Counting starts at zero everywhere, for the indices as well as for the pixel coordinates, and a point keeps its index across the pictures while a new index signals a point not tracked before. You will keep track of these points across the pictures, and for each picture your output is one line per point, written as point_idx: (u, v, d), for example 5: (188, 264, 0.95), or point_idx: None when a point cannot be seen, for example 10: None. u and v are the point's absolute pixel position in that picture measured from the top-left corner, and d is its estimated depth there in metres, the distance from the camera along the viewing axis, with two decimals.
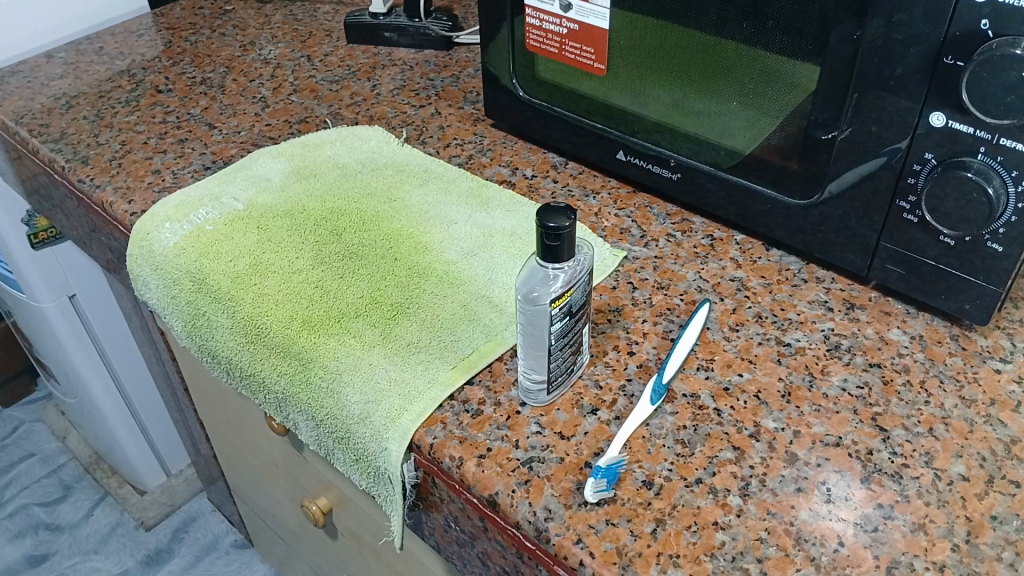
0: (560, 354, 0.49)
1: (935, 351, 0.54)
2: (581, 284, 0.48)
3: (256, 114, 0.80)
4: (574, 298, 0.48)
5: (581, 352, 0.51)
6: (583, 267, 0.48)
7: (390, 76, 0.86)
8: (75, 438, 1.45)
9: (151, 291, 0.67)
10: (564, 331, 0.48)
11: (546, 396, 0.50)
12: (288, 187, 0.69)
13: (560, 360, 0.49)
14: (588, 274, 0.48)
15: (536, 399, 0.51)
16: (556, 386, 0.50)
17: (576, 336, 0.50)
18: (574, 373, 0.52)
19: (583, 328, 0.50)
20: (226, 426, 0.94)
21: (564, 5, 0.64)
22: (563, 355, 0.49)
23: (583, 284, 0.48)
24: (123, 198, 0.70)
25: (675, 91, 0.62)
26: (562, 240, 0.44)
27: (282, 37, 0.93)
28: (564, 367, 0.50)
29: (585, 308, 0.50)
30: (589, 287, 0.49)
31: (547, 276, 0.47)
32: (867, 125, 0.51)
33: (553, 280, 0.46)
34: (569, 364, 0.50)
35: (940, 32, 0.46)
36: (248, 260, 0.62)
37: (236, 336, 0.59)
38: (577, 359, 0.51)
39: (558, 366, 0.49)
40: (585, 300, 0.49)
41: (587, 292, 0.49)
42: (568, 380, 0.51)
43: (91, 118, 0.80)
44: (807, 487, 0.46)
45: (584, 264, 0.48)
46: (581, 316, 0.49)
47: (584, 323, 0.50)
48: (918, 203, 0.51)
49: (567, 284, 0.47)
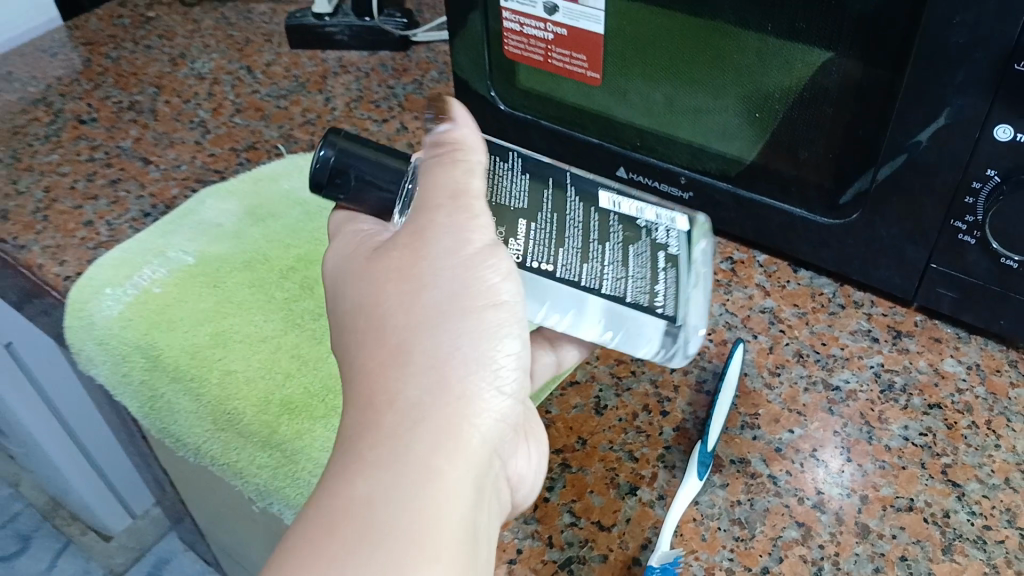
0: (617, 278, 0.41)
1: (996, 382, 0.48)
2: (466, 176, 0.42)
3: (196, 142, 0.71)
4: (509, 216, 0.42)
5: (671, 245, 0.44)
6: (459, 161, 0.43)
7: (345, 86, 0.76)
8: (29, 484, 1.35)
9: (94, 368, 0.57)
10: (550, 248, 0.41)
11: (681, 324, 0.41)
12: (244, 233, 0.60)
13: (635, 279, 0.42)
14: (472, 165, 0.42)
15: (688, 345, 0.42)
16: (675, 301, 0.41)
17: (618, 250, 0.42)
18: (684, 271, 0.43)
19: (621, 231, 0.43)
20: (194, 474, 0.84)
21: (549, 8, 0.55)
22: (628, 272, 0.42)
23: (505, 192, 0.43)
24: (52, 259, 0.61)
25: (664, 88, 0.55)
26: (339, 160, 0.39)
27: (217, 46, 0.82)
28: (654, 279, 0.42)
29: (580, 217, 0.43)
30: (535, 189, 0.43)
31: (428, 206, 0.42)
32: (919, 138, 0.45)
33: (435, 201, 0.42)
34: (651, 265, 0.42)
35: (1011, 33, 0.39)
36: (208, 329, 0.54)
37: (202, 423, 0.52)
38: (673, 260, 0.43)
39: (640, 289, 0.41)
40: (545, 202, 0.43)
41: (538, 192, 0.43)
42: (686, 290, 0.43)
43: (5, 160, 0.70)
44: (885, 566, 0.40)
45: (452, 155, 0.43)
46: (576, 226, 0.43)
47: (616, 228, 0.43)
48: (977, 224, 0.46)
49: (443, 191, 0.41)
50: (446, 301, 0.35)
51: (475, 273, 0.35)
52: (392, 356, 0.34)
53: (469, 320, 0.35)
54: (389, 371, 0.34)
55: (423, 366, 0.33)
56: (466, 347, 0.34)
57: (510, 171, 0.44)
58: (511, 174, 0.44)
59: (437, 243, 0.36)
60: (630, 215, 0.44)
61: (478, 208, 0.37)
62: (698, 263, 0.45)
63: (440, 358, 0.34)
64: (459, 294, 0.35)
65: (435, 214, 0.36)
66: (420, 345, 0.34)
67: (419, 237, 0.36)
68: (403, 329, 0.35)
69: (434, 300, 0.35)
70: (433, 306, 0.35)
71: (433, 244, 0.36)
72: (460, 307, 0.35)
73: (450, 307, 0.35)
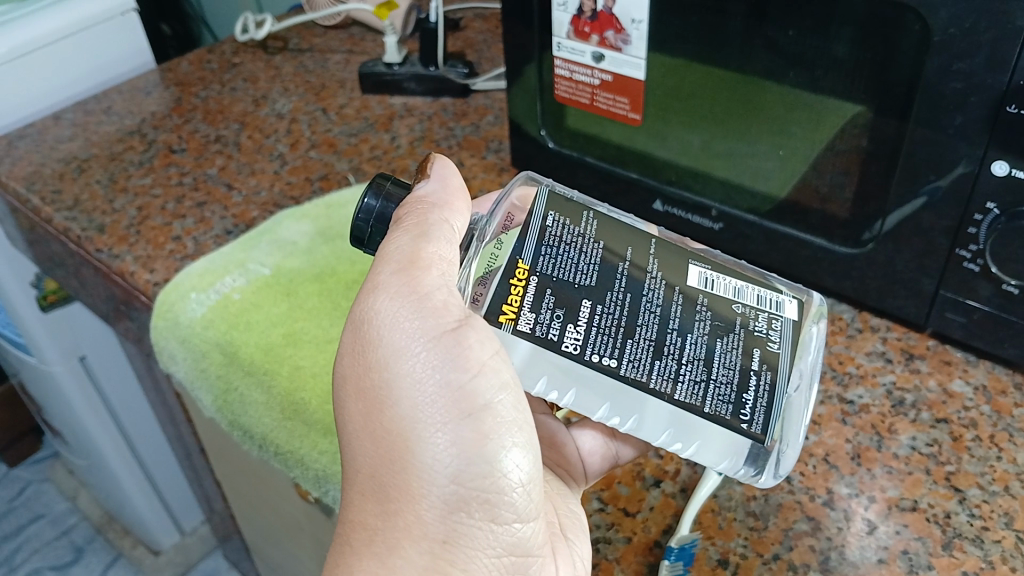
0: (695, 382, 0.39)
1: (1001, 402, 0.52)
2: (528, 248, 0.40)
3: (275, 172, 0.78)
4: (573, 297, 0.39)
5: (769, 340, 0.41)
6: (514, 218, 0.43)
7: (409, 127, 0.84)
8: (86, 497, 1.42)
9: (176, 364, 0.64)
10: (625, 351, 0.39)
11: (764, 441, 0.40)
12: (315, 249, 0.67)
13: (716, 386, 0.40)
14: (537, 234, 0.40)
15: (773, 463, 0.42)
16: (764, 416, 0.40)
17: (702, 345, 0.40)
18: (781, 374, 0.40)
19: (710, 322, 0.40)
20: (247, 488, 0.87)
21: (596, 56, 0.61)
22: (710, 376, 0.40)
23: (571, 265, 0.40)
24: (144, 268, 0.68)
25: (702, 135, 0.61)
26: (384, 210, 0.44)
27: (295, 89, 0.91)
28: (742, 386, 0.40)
29: (659, 301, 0.40)
30: (606, 264, 0.40)
31: (489, 262, 0.42)
32: (925, 174, 0.50)
33: (499, 257, 0.41)
34: (740, 367, 0.40)
35: (1002, 80, 0.44)
36: (280, 330, 0.61)
37: (271, 413, 0.59)
38: (770, 359, 0.40)
39: (722, 398, 0.39)
40: (618, 279, 0.40)
41: (612, 266, 0.40)
42: (779, 397, 0.40)
43: (105, 183, 0.78)
44: (888, 558, 0.45)
45: (503, 211, 0.44)
46: (653, 313, 0.40)
47: (704, 316, 0.40)
48: (980, 252, 0.50)
49: (505, 264, 0.40)
50: (419, 401, 0.40)
51: (445, 364, 0.39)
52: (378, 459, 0.41)
53: (446, 414, 0.40)
54: (378, 475, 0.41)
55: (408, 474, 0.40)
56: (449, 444, 0.40)
57: (581, 239, 0.41)
58: (581, 242, 0.41)
59: (400, 332, 0.40)
60: (721, 302, 0.41)
61: (434, 274, 0.40)
62: (799, 359, 0.42)
63: (423, 462, 0.40)
64: (437, 389, 0.39)
65: (390, 299, 0.40)
66: (400, 452, 0.40)
67: (379, 328, 0.40)
68: (383, 431, 0.40)
69: (406, 403, 0.40)
70: (407, 409, 0.40)
71: (392, 331, 0.40)
72: (438, 402, 0.40)
73: (424, 407, 0.40)
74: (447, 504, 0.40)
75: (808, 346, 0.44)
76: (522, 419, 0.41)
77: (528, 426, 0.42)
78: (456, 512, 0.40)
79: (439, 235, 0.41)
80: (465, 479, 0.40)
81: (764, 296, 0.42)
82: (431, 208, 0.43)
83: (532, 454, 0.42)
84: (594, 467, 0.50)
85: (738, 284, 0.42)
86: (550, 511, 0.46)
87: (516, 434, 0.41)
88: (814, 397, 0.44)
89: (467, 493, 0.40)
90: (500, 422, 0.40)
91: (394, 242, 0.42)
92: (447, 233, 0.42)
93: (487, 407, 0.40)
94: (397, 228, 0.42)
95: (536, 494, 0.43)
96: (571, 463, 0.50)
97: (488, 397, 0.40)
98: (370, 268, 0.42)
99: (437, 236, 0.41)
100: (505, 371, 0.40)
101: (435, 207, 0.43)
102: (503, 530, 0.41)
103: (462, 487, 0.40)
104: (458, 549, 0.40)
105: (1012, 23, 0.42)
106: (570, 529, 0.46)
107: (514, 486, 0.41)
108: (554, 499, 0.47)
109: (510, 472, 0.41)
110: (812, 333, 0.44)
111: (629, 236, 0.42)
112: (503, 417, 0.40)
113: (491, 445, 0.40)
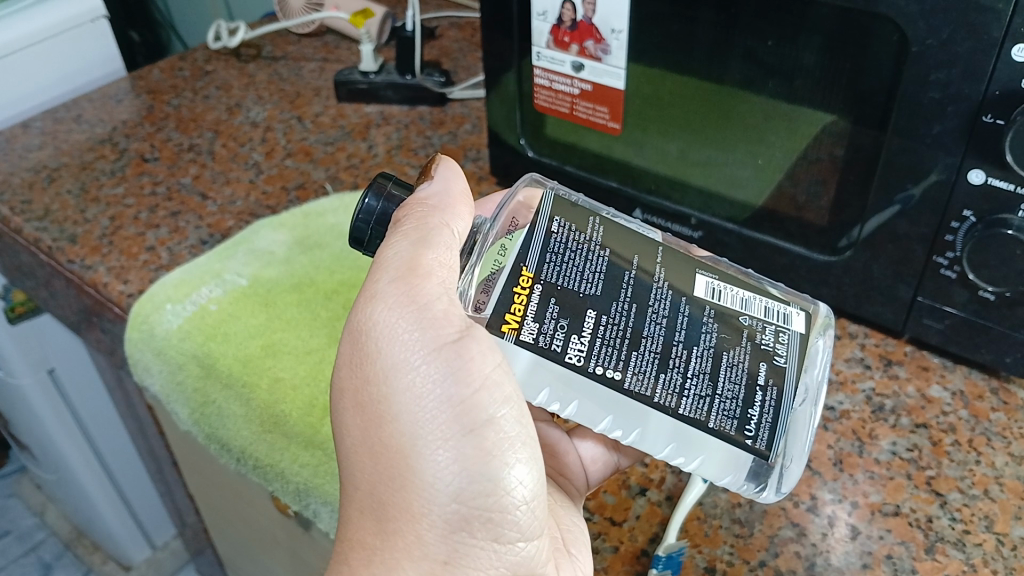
0: (700, 397, 0.40)
1: (978, 407, 0.53)
2: (532, 255, 0.39)
3: (250, 181, 0.77)
4: (578, 304, 0.39)
5: (776, 354, 0.41)
6: (518, 221, 0.43)
7: (386, 135, 0.83)
8: (54, 512, 1.39)
9: (152, 377, 0.63)
10: (629, 360, 0.39)
11: (768, 457, 0.40)
12: (292, 259, 0.66)
13: (721, 401, 0.40)
14: (544, 236, 0.40)
15: (776, 478, 0.42)
16: (769, 432, 0.40)
17: (709, 358, 0.40)
18: (787, 390, 0.41)
19: (717, 333, 0.41)
20: (222, 502, 0.86)
21: (575, 65, 0.62)
22: (715, 391, 0.40)
23: (577, 273, 0.40)
24: (117, 278, 0.67)
25: (679, 143, 0.62)
26: (385, 207, 0.44)
27: (269, 97, 0.90)
28: (748, 402, 0.40)
29: (665, 309, 0.40)
30: (613, 270, 0.40)
31: (495, 262, 0.40)
32: (904, 183, 0.50)
33: (508, 254, 0.40)
34: (746, 382, 0.40)
35: (979, 91, 0.45)
36: (259, 341, 0.60)
37: (250, 426, 0.58)
38: (777, 375, 0.41)
39: (727, 414, 0.40)
40: (625, 288, 0.40)
41: (619, 274, 0.40)
42: (785, 411, 0.41)
43: (76, 192, 0.77)
44: (872, 562, 0.45)
45: (508, 213, 0.44)
46: (660, 322, 0.40)
47: (710, 326, 0.41)
48: (957, 259, 0.51)
49: (508, 269, 0.39)
50: (421, 415, 0.39)
51: (450, 377, 0.39)
52: (377, 476, 0.40)
53: (449, 430, 0.39)
54: (377, 492, 0.40)
55: (409, 492, 0.39)
56: (450, 461, 0.39)
57: (587, 245, 0.41)
58: (587, 248, 0.41)
59: (401, 344, 0.39)
60: (728, 313, 0.41)
61: (434, 282, 0.40)
62: (805, 372, 0.42)
63: (425, 480, 0.39)
64: (441, 404, 0.39)
65: (390, 308, 0.39)
66: (401, 469, 0.39)
67: (378, 340, 0.40)
68: (382, 447, 0.40)
69: (405, 418, 0.39)
70: (407, 424, 0.39)
71: (391, 343, 0.39)
72: (440, 418, 0.39)
73: (426, 422, 0.39)
74: (449, 524, 0.40)
75: (815, 360, 0.44)
76: (526, 434, 0.41)
77: (532, 441, 0.42)
78: (458, 532, 0.40)
79: (440, 240, 0.41)
80: (467, 498, 0.39)
81: (771, 307, 0.42)
82: (431, 211, 0.42)
83: (538, 470, 0.42)
84: (598, 475, 0.50)
85: (746, 294, 0.42)
86: (554, 527, 0.46)
87: (519, 450, 0.41)
88: (819, 411, 0.44)
89: (469, 512, 0.40)
90: (503, 438, 0.40)
91: (394, 247, 0.41)
92: (448, 239, 0.41)
93: (490, 423, 0.40)
94: (397, 232, 0.42)
95: (541, 511, 0.42)
96: (573, 471, 0.50)
97: (492, 412, 0.39)
98: (368, 274, 0.41)
99: (438, 242, 0.41)
100: (508, 384, 0.39)
101: (438, 210, 0.42)
102: (507, 549, 0.41)
103: (464, 506, 0.40)
104: (459, 569, 0.40)
105: (988, 35, 0.43)
106: (573, 544, 0.46)
107: (518, 503, 0.41)
108: (558, 514, 0.47)
109: (514, 489, 0.40)
110: (820, 346, 0.45)
111: (636, 243, 0.42)
112: (507, 432, 0.40)
113: (494, 462, 0.40)
